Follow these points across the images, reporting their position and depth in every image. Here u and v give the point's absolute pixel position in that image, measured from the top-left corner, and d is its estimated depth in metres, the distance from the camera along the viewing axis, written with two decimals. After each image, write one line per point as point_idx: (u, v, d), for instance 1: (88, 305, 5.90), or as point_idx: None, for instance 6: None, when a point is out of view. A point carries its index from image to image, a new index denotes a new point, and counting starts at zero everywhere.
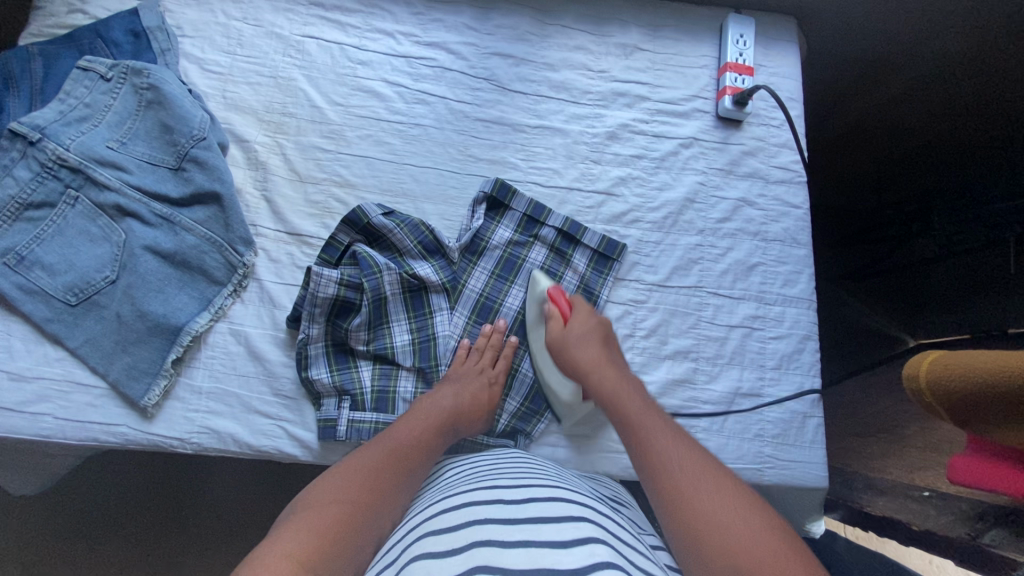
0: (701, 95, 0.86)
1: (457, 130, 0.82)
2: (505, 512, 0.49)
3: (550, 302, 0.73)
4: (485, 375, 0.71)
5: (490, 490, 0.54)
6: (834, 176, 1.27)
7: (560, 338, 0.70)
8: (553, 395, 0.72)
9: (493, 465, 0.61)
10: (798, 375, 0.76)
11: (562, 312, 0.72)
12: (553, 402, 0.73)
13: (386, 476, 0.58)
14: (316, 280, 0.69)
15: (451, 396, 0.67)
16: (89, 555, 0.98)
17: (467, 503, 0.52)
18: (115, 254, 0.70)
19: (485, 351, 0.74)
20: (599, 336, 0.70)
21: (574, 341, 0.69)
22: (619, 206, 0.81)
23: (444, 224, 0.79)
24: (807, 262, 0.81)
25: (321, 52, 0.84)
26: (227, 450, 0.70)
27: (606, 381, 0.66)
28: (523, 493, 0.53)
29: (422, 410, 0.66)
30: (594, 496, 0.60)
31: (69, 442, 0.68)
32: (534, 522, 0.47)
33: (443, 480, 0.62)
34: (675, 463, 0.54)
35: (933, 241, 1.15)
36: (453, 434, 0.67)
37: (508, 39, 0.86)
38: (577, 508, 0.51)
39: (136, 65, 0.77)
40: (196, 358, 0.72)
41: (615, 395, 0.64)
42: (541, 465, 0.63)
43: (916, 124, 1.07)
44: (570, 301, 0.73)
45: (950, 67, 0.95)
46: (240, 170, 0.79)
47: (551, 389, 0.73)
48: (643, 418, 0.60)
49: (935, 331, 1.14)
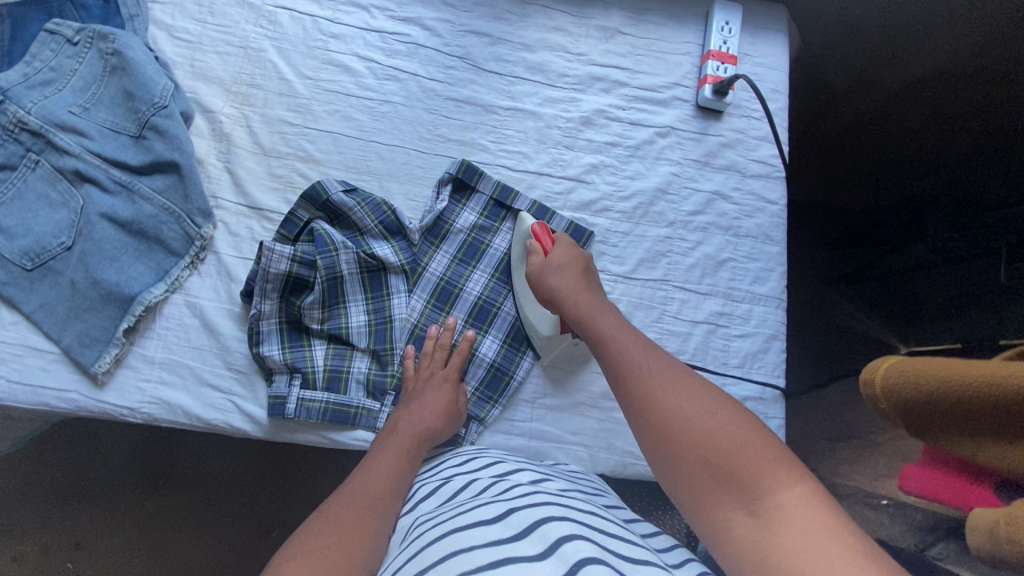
0: (682, 83, 0.84)
1: (427, 109, 0.80)
2: (489, 534, 0.46)
3: (533, 239, 0.72)
4: (437, 377, 0.70)
5: (472, 512, 0.51)
6: (823, 175, 1.21)
7: (539, 268, 0.69)
8: (532, 326, 0.73)
9: (472, 477, 0.59)
10: (761, 375, 0.75)
11: (544, 246, 0.71)
12: (533, 336, 0.74)
13: (361, 513, 0.55)
14: (268, 256, 0.68)
15: (405, 418, 0.66)
16: (65, 517, 1.00)
17: (453, 530, 0.48)
18: (72, 221, 0.70)
19: (436, 353, 0.72)
20: (580, 264, 0.69)
21: (552, 269, 0.68)
22: (589, 194, 0.79)
23: (408, 205, 0.78)
24: (780, 260, 0.79)
25: (292, 23, 0.82)
26: (178, 422, 0.70)
27: (580, 305, 0.65)
28: (504, 507, 0.50)
29: (387, 446, 0.64)
30: (577, 493, 0.58)
31: (22, 405, 0.69)
32: (519, 538, 0.45)
33: (422, 495, 0.60)
34: (648, 371, 0.53)
35: (927, 246, 1.11)
36: (422, 452, 0.65)
37: (485, 17, 0.84)
38: (556, 510, 0.49)
39: (103, 29, 0.76)
40: (151, 328, 0.71)
41: (587, 314, 0.64)
42: (527, 470, 0.61)
43: (911, 125, 1.06)
44: (555, 238, 0.72)
45: (950, 71, 0.97)
46: (204, 141, 0.77)
47: (530, 324, 0.73)
48: (615, 333, 0.60)
49: (928, 339, 1.11)
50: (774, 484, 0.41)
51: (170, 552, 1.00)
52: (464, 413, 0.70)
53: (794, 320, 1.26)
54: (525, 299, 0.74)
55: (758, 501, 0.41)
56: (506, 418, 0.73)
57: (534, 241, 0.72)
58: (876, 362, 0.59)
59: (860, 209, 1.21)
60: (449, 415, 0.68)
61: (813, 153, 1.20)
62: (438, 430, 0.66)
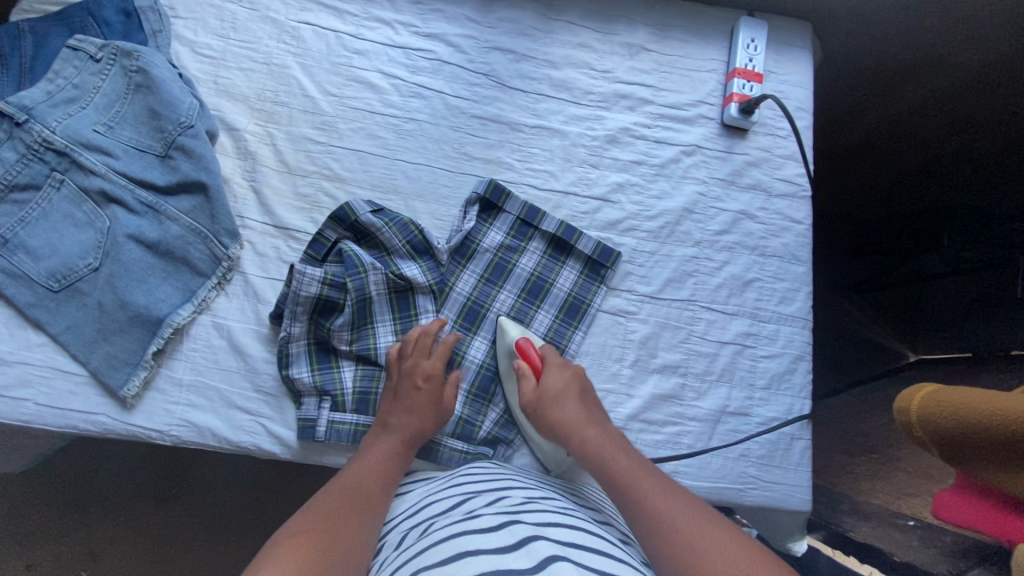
0: (707, 100, 0.83)
1: (452, 127, 0.80)
2: (496, 543, 0.47)
3: (519, 356, 0.72)
4: (421, 368, 0.69)
5: (479, 519, 0.51)
6: (847, 189, 1.22)
7: (536, 397, 0.68)
8: (539, 447, 0.72)
9: (482, 489, 0.59)
10: (788, 397, 0.75)
11: (534, 367, 0.71)
12: (540, 454, 0.72)
13: (346, 509, 0.57)
14: (299, 279, 0.68)
15: (394, 410, 0.67)
16: (80, 530, 0.99)
17: (458, 534, 0.49)
18: (99, 242, 0.70)
19: (419, 343, 0.71)
20: (577, 387, 0.69)
21: (551, 398, 0.67)
22: (616, 213, 0.79)
23: (435, 225, 0.77)
24: (806, 280, 0.79)
25: (316, 39, 0.81)
26: (206, 444, 0.70)
27: (589, 441, 0.64)
28: (513, 521, 0.51)
29: (377, 439, 0.65)
30: (575, 514, 0.57)
31: (50, 428, 0.69)
32: (515, 550, 0.45)
33: (426, 503, 0.60)
34: (679, 528, 0.54)
35: (939, 258, 1.17)
36: (409, 451, 0.66)
37: (509, 33, 0.83)
38: (566, 534, 0.49)
39: (126, 47, 0.75)
40: (179, 350, 0.71)
41: (598, 453, 0.63)
42: (527, 487, 0.61)
43: (932, 137, 1.03)
44: (540, 353, 0.72)
45: (978, 78, 0.91)
46: (229, 159, 0.77)
47: (537, 444, 0.72)
48: (632, 479, 0.59)
49: (931, 347, 1.17)
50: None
51: (184, 565, 0.99)
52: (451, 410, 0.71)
53: (814, 336, 1.27)
54: (524, 422, 0.73)
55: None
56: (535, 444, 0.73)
57: (519, 362, 0.71)
58: (908, 388, 0.59)
59: (877, 217, 1.24)
60: (435, 415, 0.69)
61: (836, 166, 1.20)
62: (423, 429, 0.67)
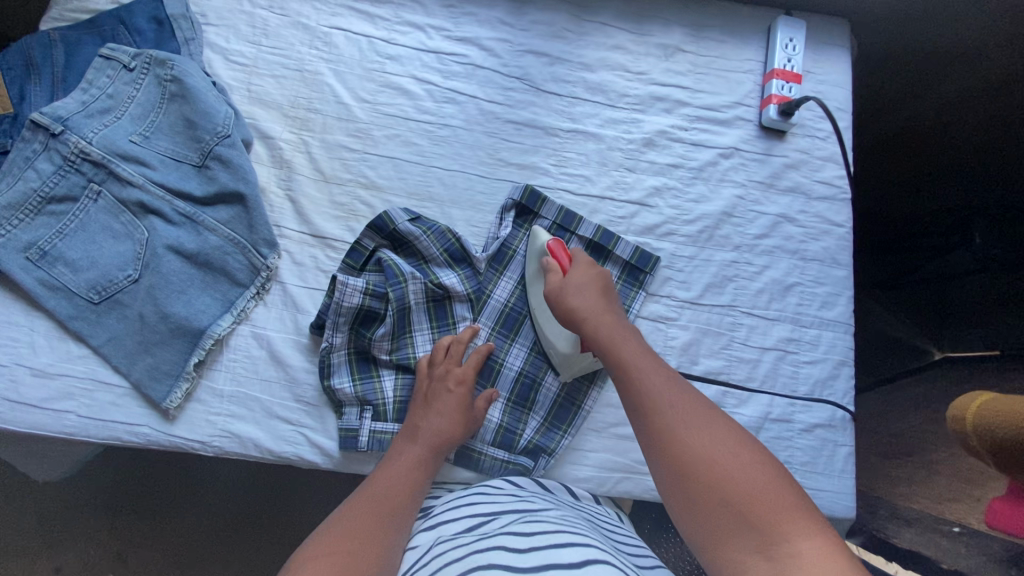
0: (745, 102, 0.82)
1: (487, 132, 0.79)
2: (508, 561, 0.47)
3: (549, 256, 0.71)
4: (450, 377, 0.68)
5: (494, 537, 0.51)
6: (886, 177, 1.14)
7: (557, 289, 0.67)
8: (551, 345, 0.72)
9: (499, 504, 0.59)
10: (831, 402, 0.74)
11: (562, 265, 0.69)
12: (550, 352, 0.72)
13: (377, 524, 0.56)
14: (341, 289, 0.68)
15: (421, 421, 0.66)
16: (108, 536, 0.99)
17: (474, 552, 0.49)
18: (139, 253, 0.69)
19: (449, 353, 0.70)
20: (597, 284, 0.67)
21: (571, 289, 0.66)
22: (654, 218, 0.78)
23: (471, 231, 0.77)
24: (847, 284, 0.78)
25: (348, 45, 0.80)
26: (248, 455, 0.70)
27: (598, 326, 0.63)
28: (527, 538, 0.50)
29: (404, 450, 0.65)
30: (597, 536, 0.55)
31: (92, 440, 0.68)
32: (536, 571, 0.44)
33: (445, 516, 0.60)
34: (669, 404, 0.53)
35: (969, 256, 1.09)
36: (437, 460, 0.65)
37: (543, 36, 0.82)
38: (583, 547, 0.48)
39: (160, 55, 0.74)
40: (219, 361, 0.71)
41: (605, 337, 0.62)
42: (545, 503, 0.60)
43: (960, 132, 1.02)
44: (570, 254, 0.71)
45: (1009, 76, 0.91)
46: (265, 168, 0.77)
47: (547, 341, 0.72)
48: (636, 359, 0.59)
49: (959, 345, 1.08)
50: (790, 530, 0.42)
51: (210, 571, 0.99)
52: (482, 418, 0.70)
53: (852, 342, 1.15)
54: (542, 317, 0.73)
55: (775, 547, 0.42)
56: (575, 451, 0.72)
57: (548, 260, 0.70)
58: (962, 397, 0.60)
59: (906, 211, 1.15)
60: (467, 423, 0.68)
61: (878, 155, 1.14)
62: (453, 437, 0.66)
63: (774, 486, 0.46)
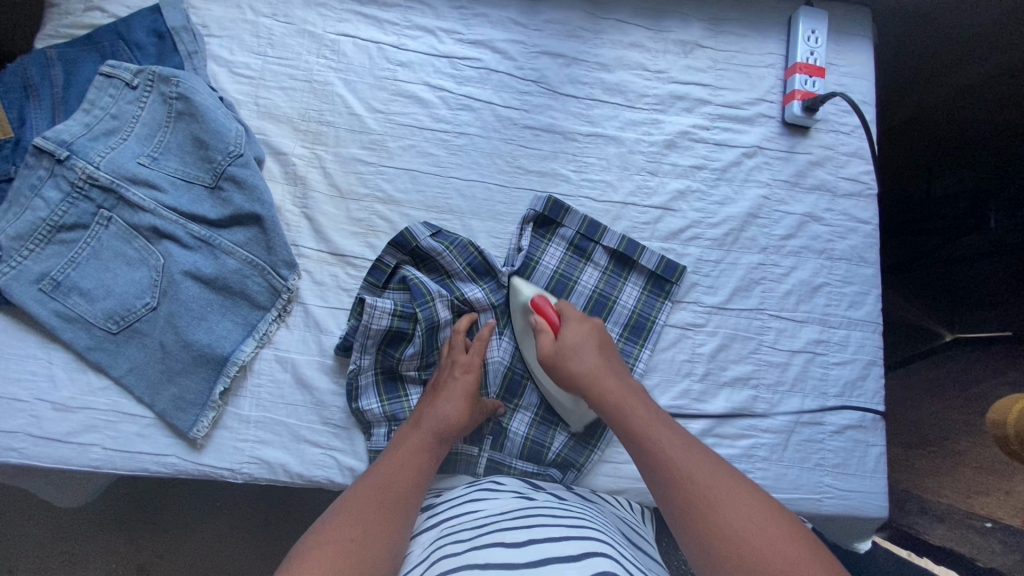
0: (767, 98, 0.80)
1: (505, 139, 0.77)
2: (507, 556, 0.47)
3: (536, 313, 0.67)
4: (457, 366, 0.67)
5: (495, 532, 0.51)
6: (904, 159, 1.10)
7: (552, 352, 0.63)
8: (558, 404, 0.71)
9: (499, 502, 0.59)
10: (862, 403, 0.74)
11: (551, 323, 0.66)
12: (558, 408, 0.71)
13: (380, 510, 0.54)
14: (370, 312, 0.67)
15: (428, 411, 0.64)
16: (128, 548, 0.99)
17: (474, 547, 0.49)
18: (155, 280, 0.67)
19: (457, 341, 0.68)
20: (592, 339, 0.64)
21: (569, 352, 0.62)
22: (678, 222, 0.76)
23: (492, 243, 0.75)
24: (874, 282, 0.77)
25: (357, 52, 0.78)
26: (278, 480, 0.69)
27: (604, 390, 0.60)
28: (527, 534, 0.50)
29: (407, 437, 0.62)
30: (600, 526, 0.56)
31: (119, 472, 0.67)
32: (535, 566, 0.45)
33: (445, 513, 0.60)
34: (695, 478, 0.51)
35: (983, 239, 1.05)
36: (442, 448, 0.63)
37: (558, 35, 0.80)
38: (586, 543, 0.48)
39: (164, 72, 0.71)
40: (244, 387, 0.70)
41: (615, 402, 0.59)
42: (546, 501, 0.60)
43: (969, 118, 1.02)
44: (557, 309, 0.67)
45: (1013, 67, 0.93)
46: (279, 186, 0.74)
47: (554, 399, 0.71)
48: (650, 428, 0.56)
49: (975, 326, 1.04)
50: None
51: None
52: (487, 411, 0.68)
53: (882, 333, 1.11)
54: (541, 377, 0.71)
55: None
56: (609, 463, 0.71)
57: (535, 318, 0.67)
58: (1003, 399, 0.59)
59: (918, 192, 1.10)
60: (472, 412, 0.65)
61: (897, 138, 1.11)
62: (458, 424, 0.63)
63: (803, 557, 0.45)
